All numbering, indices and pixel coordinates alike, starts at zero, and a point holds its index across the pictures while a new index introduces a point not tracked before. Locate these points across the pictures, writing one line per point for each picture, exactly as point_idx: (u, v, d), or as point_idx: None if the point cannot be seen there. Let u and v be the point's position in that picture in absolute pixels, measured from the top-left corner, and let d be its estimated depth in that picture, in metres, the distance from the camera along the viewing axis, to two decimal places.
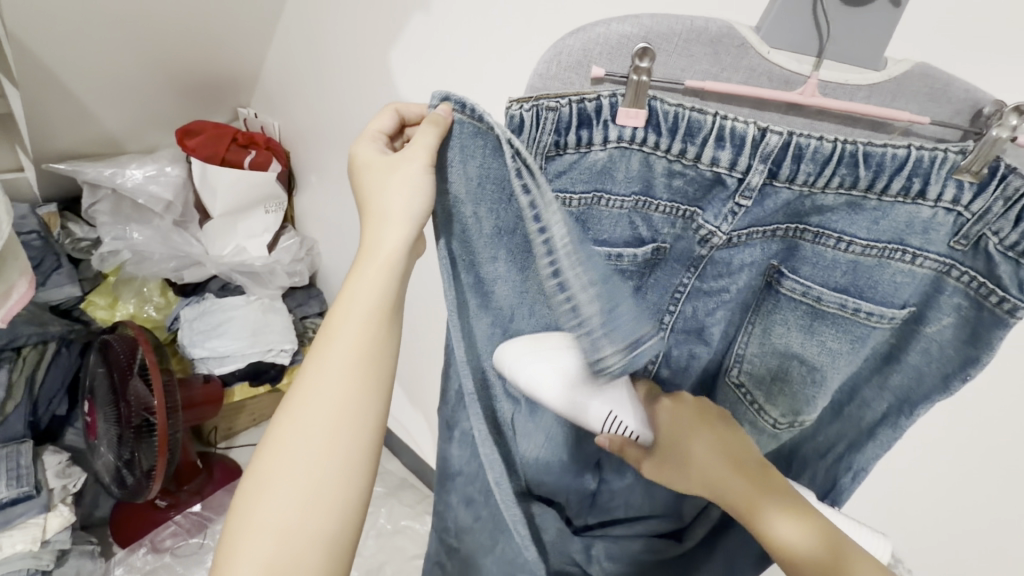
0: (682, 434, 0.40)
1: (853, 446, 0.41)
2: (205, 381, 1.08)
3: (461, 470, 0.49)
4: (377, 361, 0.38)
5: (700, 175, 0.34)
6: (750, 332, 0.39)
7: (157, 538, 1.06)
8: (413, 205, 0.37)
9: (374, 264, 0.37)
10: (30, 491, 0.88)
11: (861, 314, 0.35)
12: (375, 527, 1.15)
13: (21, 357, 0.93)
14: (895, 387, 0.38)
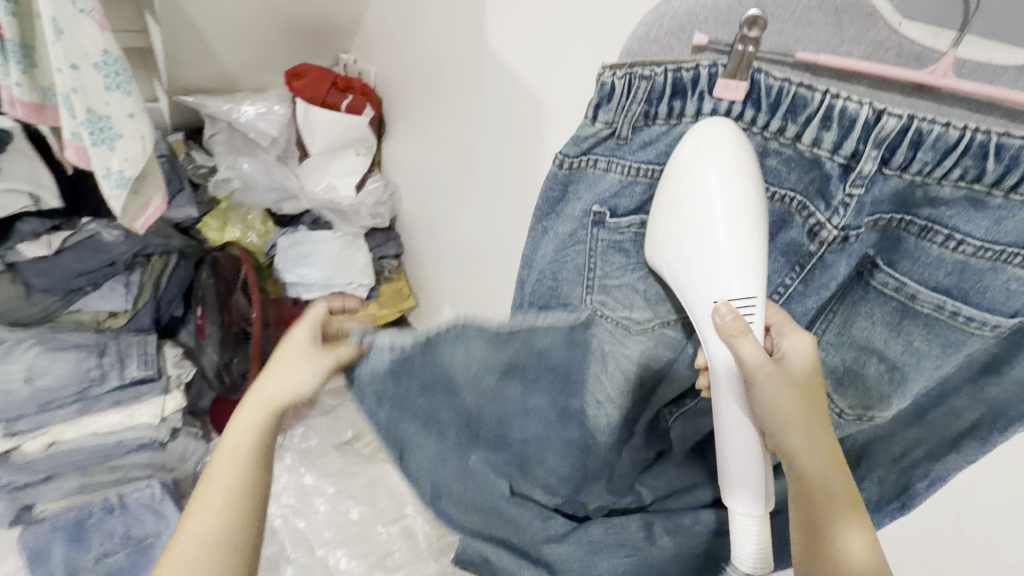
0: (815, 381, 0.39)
1: (931, 452, 0.42)
2: (292, 303, 1.23)
3: None
4: (251, 487, 0.44)
5: (800, 154, 0.36)
6: (830, 320, 0.40)
7: None
8: (289, 384, 0.45)
9: (258, 406, 0.45)
10: (153, 374, 1.04)
11: (959, 318, 0.34)
12: None
13: (151, 263, 1.10)
14: (991, 400, 0.38)
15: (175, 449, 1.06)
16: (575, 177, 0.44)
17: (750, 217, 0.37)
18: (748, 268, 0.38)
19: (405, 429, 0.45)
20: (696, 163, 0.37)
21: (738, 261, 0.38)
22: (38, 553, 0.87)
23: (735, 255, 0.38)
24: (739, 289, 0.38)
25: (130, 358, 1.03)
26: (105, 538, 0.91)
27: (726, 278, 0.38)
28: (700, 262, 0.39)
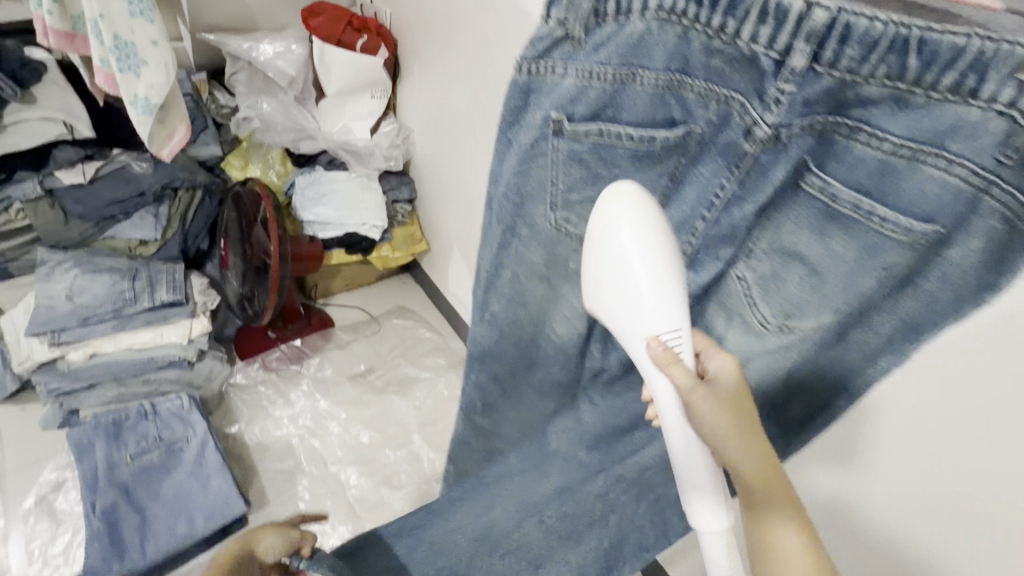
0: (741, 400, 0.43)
1: (851, 365, 0.44)
2: (309, 241, 1.26)
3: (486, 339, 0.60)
4: None
5: (739, 51, 0.36)
6: (762, 230, 0.41)
7: (267, 360, 1.32)
8: None
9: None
10: (180, 299, 1.11)
11: (874, 219, 0.35)
12: (433, 389, 1.37)
13: (177, 197, 1.16)
14: (904, 313, 0.39)
15: (202, 369, 1.16)
16: (530, 87, 0.44)
17: (669, 257, 0.41)
18: (670, 300, 0.42)
19: None
20: (614, 213, 0.41)
21: (661, 292, 0.41)
22: (80, 447, 0.95)
23: (661, 287, 0.41)
24: (668, 323, 0.42)
25: (160, 283, 1.11)
26: (139, 438, 0.98)
27: (652, 312, 0.42)
28: (628, 294, 0.43)
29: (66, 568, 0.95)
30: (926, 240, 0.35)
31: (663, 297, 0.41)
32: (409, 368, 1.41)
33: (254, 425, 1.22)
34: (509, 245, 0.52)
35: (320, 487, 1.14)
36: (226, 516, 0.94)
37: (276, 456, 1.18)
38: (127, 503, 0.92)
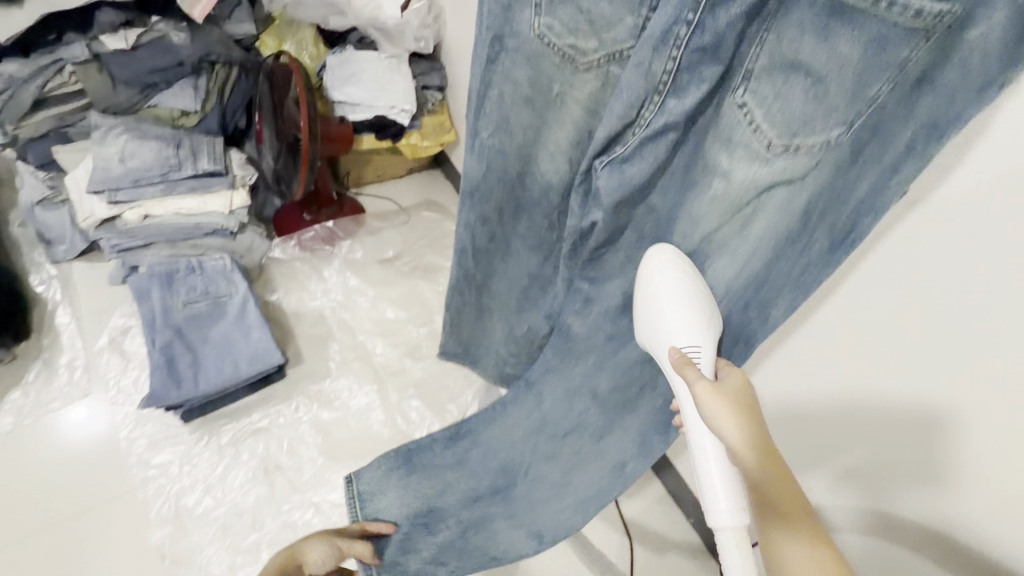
0: (747, 400, 0.57)
1: (876, 186, 0.45)
2: (340, 122, 1.28)
3: (475, 177, 0.67)
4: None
5: None
6: (764, 40, 0.43)
7: (303, 237, 1.40)
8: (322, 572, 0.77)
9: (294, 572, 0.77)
10: (220, 169, 1.19)
11: (881, 4, 0.36)
12: None
13: (214, 71, 1.21)
14: (924, 114, 0.41)
15: (244, 240, 1.24)
16: None
17: (689, 292, 0.58)
18: (688, 319, 0.58)
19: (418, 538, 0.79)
20: (654, 262, 0.59)
21: (685, 316, 0.58)
22: (140, 292, 1.06)
23: (683, 313, 0.58)
24: (689, 339, 0.59)
25: (202, 153, 1.18)
26: (189, 289, 1.09)
27: (675, 331, 0.59)
28: (660, 315, 0.59)
29: (135, 397, 1.10)
30: (945, 17, 0.35)
31: (687, 322, 0.58)
32: (435, 257, 1.46)
33: (291, 295, 1.31)
34: (512, 72, 0.56)
35: (350, 352, 1.24)
36: (265, 363, 1.06)
37: (311, 323, 1.28)
38: (180, 342, 1.04)
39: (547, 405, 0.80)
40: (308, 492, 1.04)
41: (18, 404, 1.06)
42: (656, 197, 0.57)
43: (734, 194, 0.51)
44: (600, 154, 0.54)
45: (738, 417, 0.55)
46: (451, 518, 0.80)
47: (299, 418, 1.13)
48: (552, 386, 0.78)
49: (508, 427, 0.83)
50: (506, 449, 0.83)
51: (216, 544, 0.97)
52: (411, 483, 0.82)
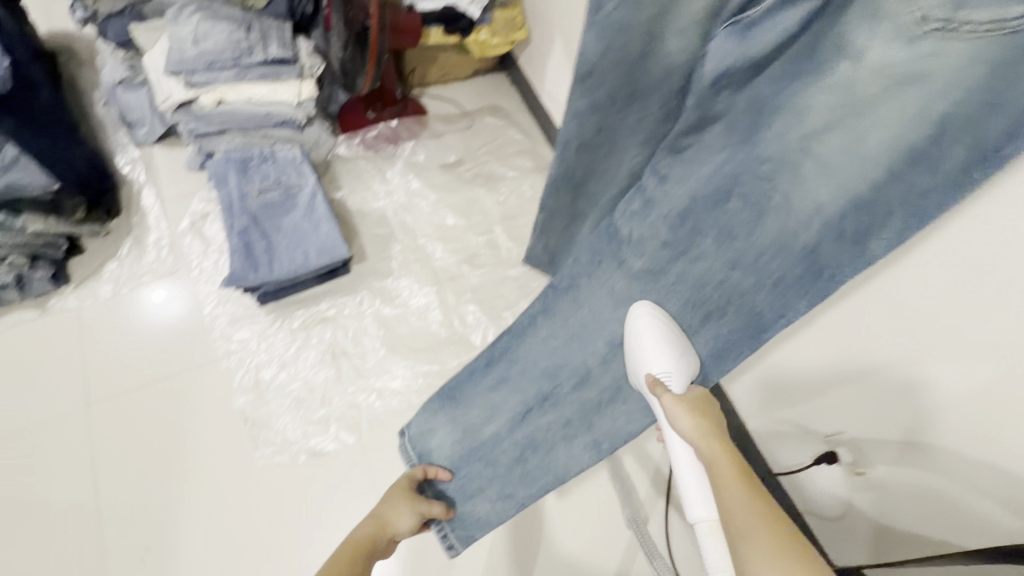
0: (709, 413, 0.64)
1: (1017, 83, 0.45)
2: (408, 10, 1.22)
3: (593, 52, 0.60)
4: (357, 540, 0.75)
5: None
6: None
7: (366, 135, 1.39)
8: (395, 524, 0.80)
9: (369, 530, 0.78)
10: (288, 56, 1.17)
11: None
12: (517, 190, 1.39)
13: None
14: None
15: (311, 134, 1.25)
16: None
17: (662, 334, 0.68)
18: (660, 346, 0.67)
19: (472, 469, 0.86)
20: (636, 316, 0.71)
21: (657, 344, 0.68)
22: (219, 177, 1.11)
23: (655, 341, 0.68)
24: (660, 363, 0.68)
25: (271, 38, 1.16)
26: (263, 177, 1.13)
27: (650, 358, 0.68)
28: (637, 344, 0.69)
29: (217, 278, 1.18)
30: None
31: (662, 349, 0.67)
32: (497, 166, 1.42)
33: (355, 194, 1.33)
34: None
35: (411, 253, 1.27)
36: (333, 256, 1.10)
37: (374, 222, 1.30)
38: (256, 229, 1.08)
39: (587, 314, 0.78)
40: (371, 379, 1.11)
41: (115, 274, 1.16)
42: (767, 81, 0.58)
43: (860, 84, 0.53)
44: (732, 14, 0.55)
45: (701, 426, 0.62)
46: (507, 443, 0.85)
47: (362, 310, 1.18)
48: (601, 296, 0.77)
49: (555, 326, 0.80)
50: (545, 368, 0.82)
51: (289, 414, 1.06)
52: (457, 413, 0.88)
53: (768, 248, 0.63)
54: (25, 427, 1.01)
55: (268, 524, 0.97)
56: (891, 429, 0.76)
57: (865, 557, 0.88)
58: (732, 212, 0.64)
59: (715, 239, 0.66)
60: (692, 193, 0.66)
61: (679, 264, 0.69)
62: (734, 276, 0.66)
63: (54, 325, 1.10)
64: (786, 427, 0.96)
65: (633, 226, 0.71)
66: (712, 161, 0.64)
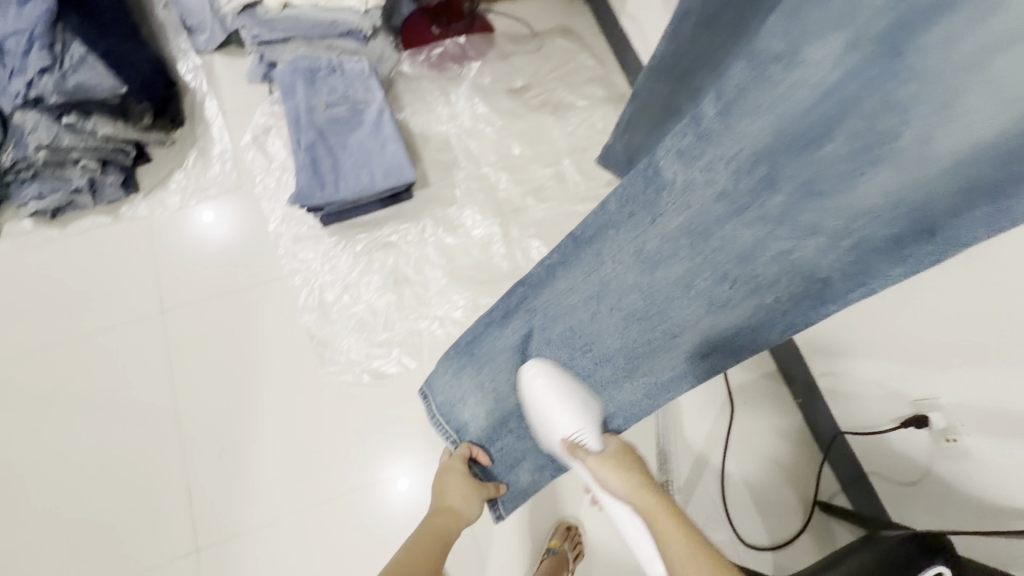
0: (633, 466, 0.65)
1: None
2: None
3: None
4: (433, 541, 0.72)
5: None
6: None
7: (431, 52, 1.30)
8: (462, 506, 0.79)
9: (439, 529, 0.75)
10: None
11: None
12: (587, 121, 1.30)
13: None
14: None
15: (375, 48, 1.19)
16: None
17: (569, 394, 0.70)
18: (570, 409, 0.69)
19: (507, 443, 0.82)
20: (531, 381, 0.71)
21: (569, 407, 0.69)
22: (286, 87, 1.06)
23: (568, 401, 0.69)
24: (569, 428, 0.68)
25: None
26: (330, 91, 1.08)
27: (562, 420, 0.68)
28: (539, 413, 0.70)
29: (281, 196, 1.16)
30: None
31: (569, 409, 0.69)
32: (567, 94, 1.32)
33: (418, 115, 1.26)
34: None
35: (474, 182, 1.22)
36: (398, 179, 1.05)
37: (438, 147, 1.24)
38: (322, 145, 1.05)
39: (611, 271, 0.66)
40: (431, 307, 1.10)
41: (182, 185, 1.15)
42: None
43: None
44: None
45: (630, 485, 0.63)
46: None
47: (424, 237, 1.15)
48: (627, 254, 0.63)
49: (574, 287, 0.69)
50: (564, 330, 0.72)
51: (352, 336, 1.07)
52: (482, 376, 0.79)
53: (853, 214, 0.49)
54: (105, 328, 1.05)
55: (335, 436, 1.00)
56: (981, 401, 0.72)
57: (929, 524, 0.86)
58: (825, 160, 0.48)
59: (790, 196, 0.51)
60: (770, 128, 0.48)
61: (726, 228, 0.57)
62: (796, 251, 0.54)
63: (126, 232, 1.11)
64: (867, 388, 0.91)
65: (680, 170, 0.55)
66: (819, 78, 0.44)
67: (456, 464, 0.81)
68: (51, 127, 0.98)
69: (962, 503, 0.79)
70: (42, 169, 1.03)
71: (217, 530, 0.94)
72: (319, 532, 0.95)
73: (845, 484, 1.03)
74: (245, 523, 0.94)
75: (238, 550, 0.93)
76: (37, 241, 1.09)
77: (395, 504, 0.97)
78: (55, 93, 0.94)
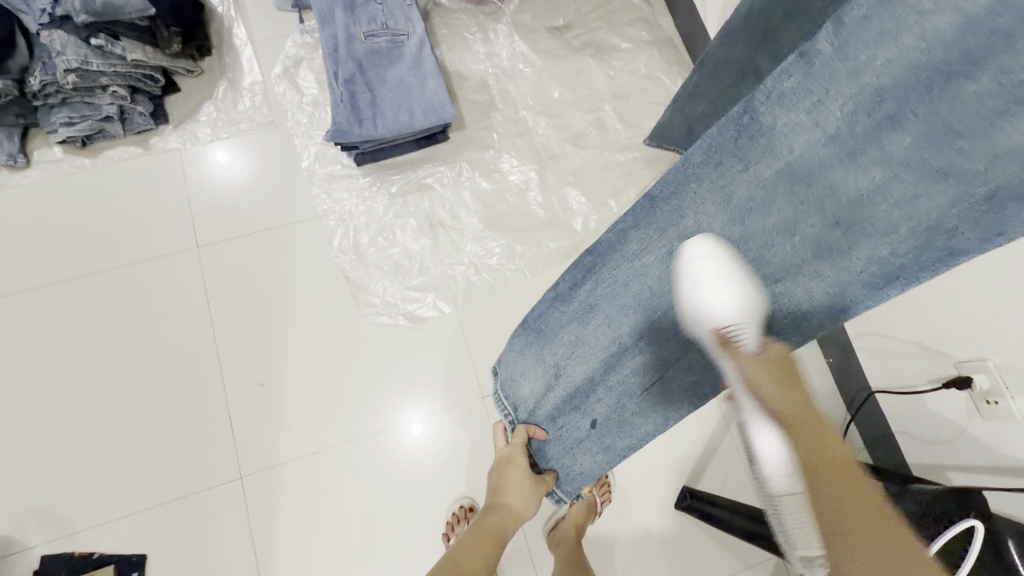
0: (769, 373, 0.67)
1: None
2: None
3: None
4: (486, 546, 0.74)
5: None
6: None
7: None
8: (523, 499, 0.80)
9: (495, 527, 0.77)
10: None
11: None
12: (631, 65, 1.23)
13: None
14: None
15: None
16: None
17: (732, 282, 0.62)
18: (731, 297, 0.62)
19: (565, 421, 0.78)
20: (698, 253, 0.62)
21: (730, 290, 0.62)
22: (323, 13, 1.00)
23: (728, 289, 0.62)
24: (728, 318, 0.63)
25: None
26: (370, 20, 1.02)
27: (714, 309, 0.64)
28: (693, 296, 0.65)
29: (313, 133, 1.13)
30: None
31: (733, 294, 0.62)
32: (611, 35, 1.25)
33: (454, 53, 1.20)
34: None
35: (511, 126, 1.17)
36: (438, 117, 1.02)
37: (474, 87, 1.19)
38: (361, 78, 1.00)
39: (690, 226, 0.62)
40: (466, 252, 1.09)
41: (212, 118, 1.12)
42: None
43: None
44: None
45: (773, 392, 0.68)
46: (602, 390, 0.75)
47: (459, 181, 1.13)
48: (712, 206, 0.61)
49: (648, 249, 0.65)
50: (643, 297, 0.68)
51: (386, 279, 1.06)
52: (545, 352, 0.76)
53: (993, 154, 0.46)
54: (142, 261, 1.05)
55: (371, 375, 1.02)
56: None
57: (957, 480, 0.88)
58: (963, 99, 0.47)
59: (918, 137, 0.50)
60: (899, 63, 0.49)
61: (835, 172, 0.54)
62: (920, 199, 0.51)
63: (157, 164, 1.09)
64: (910, 347, 0.91)
65: (782, 114, 0.55)
66: (961, 7, 0.45)
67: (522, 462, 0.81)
68: (80, 49, 0.93)
69: (999, 463, 0.80)
70: (72, 94, 0.99)
71: (258, 460, 0.97)
72: (357, 465, 0.98)
73: (869, 442, 1.06)
74: (284, 454, 0.97)
75: (278, 479, 0.96)
76: (69, 170, 1.07)
77: (410, 449, 0.99)
78: (82, 11, 0.89)
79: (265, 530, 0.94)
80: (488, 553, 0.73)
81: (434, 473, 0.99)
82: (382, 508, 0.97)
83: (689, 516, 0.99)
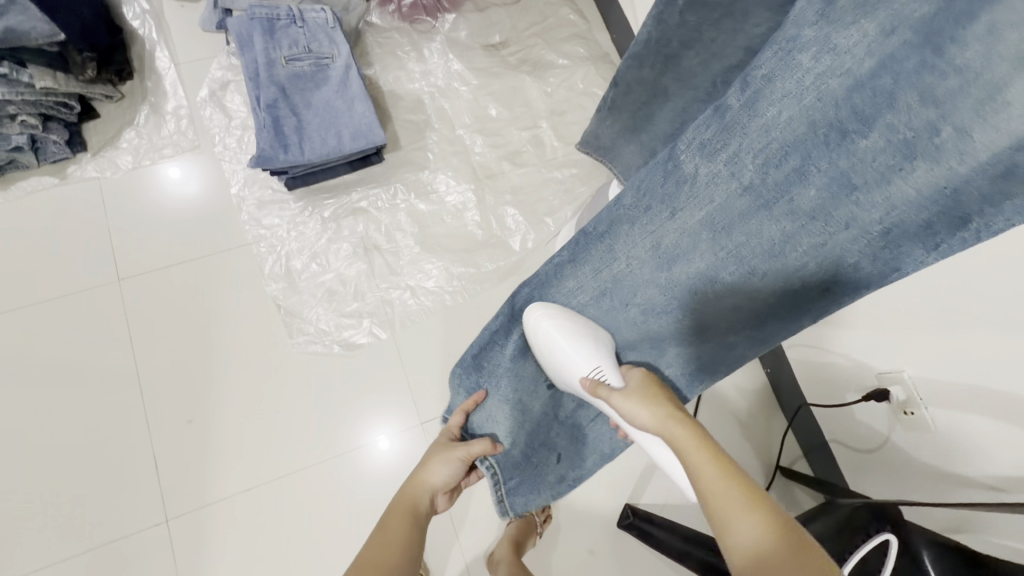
0: (653, 390, 0.65)
1: None
2: None
3: None
4: (396, 511, 0.63)
5: None
6: None
7: (402, 2, 1.20)
8: (442, 474, 0.69)
9: (420, 487, 0.67)
10: None
11: None
12: (568, 82, 1.23)
13: None
14: None
15: None
16: None
17: (583, 342, 0.69)
18: (590, 356, 0.69)
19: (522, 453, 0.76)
20: (536, 320, 0.69)
21: (581, 351, 0.68)
22: (241, 38, 0.97)
23: (580, 351, 0.68)
24: (588, 365, 0.68)
25: None
26: (291, 43, 1.00)
27: (578, 359, 0.68)
28: (554, 352, 0.68)
29: (241, 157, 1.10)
30: None
31: (585, 350, 0.69)
32: (547, 51, 1.25)
33: (388, 72, 1.19)
34: None
35: (448, 145, 1.16)
36: (367, 141, 1.00)
37: (409, 107, 1.18)
38: (285, 103, 0.98)
39: (624, 267, 0.66)
40: (403, 276, 1.07)
41: (134, 145, 1.08)
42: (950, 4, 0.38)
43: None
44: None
45: (647, 398, 0.64)
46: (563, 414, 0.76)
47: (395, 204, 1.11)
48: (643, 250, 0.63)
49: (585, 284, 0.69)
50: (598, 308, 0.71)
51: (321, 306, 1.04)
52: (477, 386, 0.74)
53: (886, 208, 0.47)
54: (59, 296, 1.00)
55: (322, 400, 1.00)
56: (947, 377, 0.73)
57: (887, 490, 0.89)
58: (858, 156, 0.46)
59: (821, 189, 0.50)
60: (798, 117, 0.48)
61: (752, 222, 0.55)
62: (828, 242, 0.52)
63: (76, 195, 1.05)
64: (837, 359, 0.92)
65: (701, 163, 0.54)
66: (850, 69, 0.44)
67: (458, 453, 0.69)
68: None
69: (921, 471, 0.82)
70: None
71: (186, 502, 0.93)
72: (292, 501, 0.95)
73: (807, 450, 1.08)
74: (213, 493, 0.94)
75: (209, 519, 0.93)
76: None
77: (382, 465, 0.98)
78: None
79: (194, 574, 0.91)
80: (396, 520, 0.61)
81: (381, 499, 0.97)
82: (318, 542, 0.94)
83: (630, 534, 0.99)
